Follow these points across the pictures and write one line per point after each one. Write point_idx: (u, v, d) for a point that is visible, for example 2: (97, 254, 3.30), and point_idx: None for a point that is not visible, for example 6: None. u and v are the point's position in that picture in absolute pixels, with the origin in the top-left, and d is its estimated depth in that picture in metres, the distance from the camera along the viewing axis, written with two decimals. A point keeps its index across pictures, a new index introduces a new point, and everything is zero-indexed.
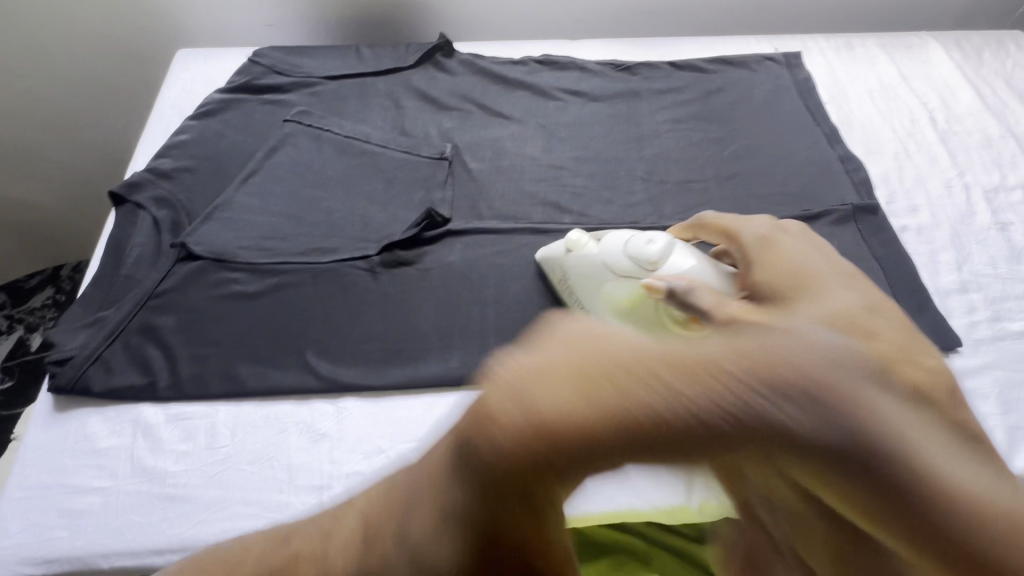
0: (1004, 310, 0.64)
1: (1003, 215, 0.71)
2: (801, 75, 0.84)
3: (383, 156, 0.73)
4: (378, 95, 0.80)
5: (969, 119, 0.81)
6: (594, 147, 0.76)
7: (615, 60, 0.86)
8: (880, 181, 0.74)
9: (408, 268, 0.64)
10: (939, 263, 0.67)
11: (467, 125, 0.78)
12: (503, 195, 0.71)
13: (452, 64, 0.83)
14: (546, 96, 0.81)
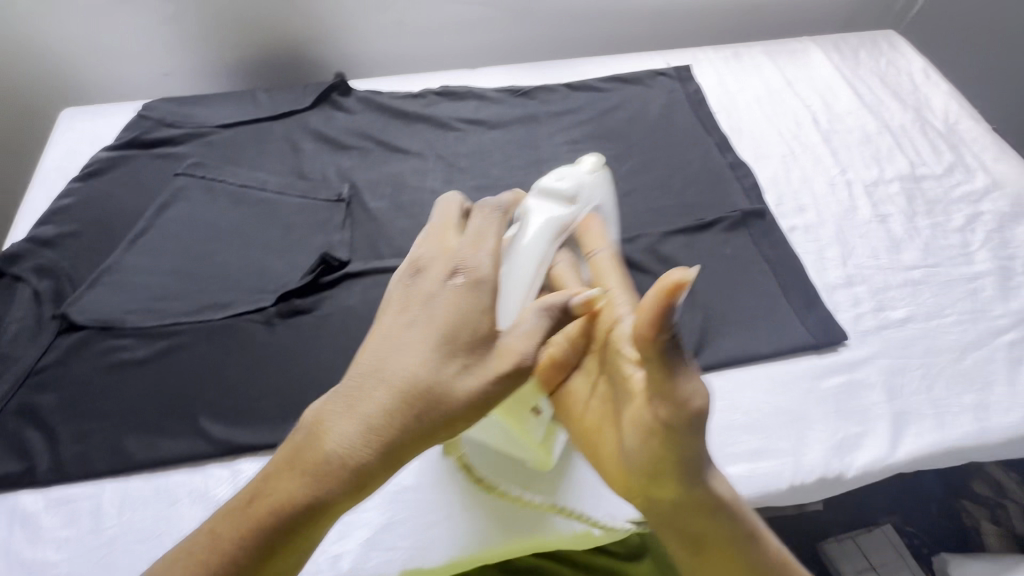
0: (886, 300, 0.67)
1: (882, 207, 0.75)
2: (691, 87, 0.87)
3: (279, 202, 0.72)
4: (275, 140, 0.79)
5: (848, 118, 0.85)
6: (494, 175, 0.77)
7: (513, 86, 0.87)
8: (770, 184, 0.77)
9: (306, 316, 0.63)
10: (826, 260, 0.70)
11: (366, 163, 0.77)
12: (403, 232, 0.71)
13: (349, 102, 0.83)
14: (446, 127, 0.81)
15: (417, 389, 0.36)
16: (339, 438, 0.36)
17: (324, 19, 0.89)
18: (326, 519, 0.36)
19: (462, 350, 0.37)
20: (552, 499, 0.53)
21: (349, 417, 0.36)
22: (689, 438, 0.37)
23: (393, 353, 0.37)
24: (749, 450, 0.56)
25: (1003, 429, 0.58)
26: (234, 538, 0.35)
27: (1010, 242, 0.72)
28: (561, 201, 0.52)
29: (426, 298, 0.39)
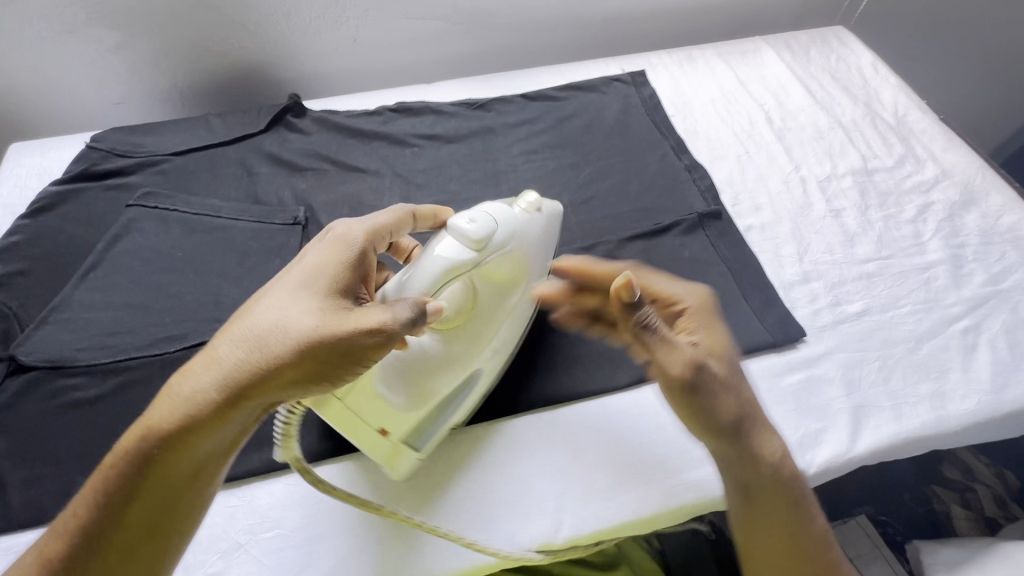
0: (842, 294, 0.68)
1: (836, 202, 0.76)
2: (646, 91, 0.88)
3: (234, 229, 0.71)
4: (229, 165, 0.78)
5: (801, 115, 0.86)
6: (452, 189, 0.77)
7: (469, 99, 0.87)
8: (726, 184, 0.78)
9: None
10: (782, 257, 0.71)
11: (323, 184, 0.77)
12: None
13: (304, 123, 0.83)
14: (402, 143, 0.81)
15: (280, 328, 0.42)
16: (212, 371, 0.42)
17: (277, 41, 0.88)
18: (194, 444, 0.41)
19: (321, 303, 0.44)
20: (517, 515, 0.53)
21: (216, 354, 0.42)
22: (694, 394, 0.50)
23: (267, 304, 0.44)
24: (711, 453, 0.57)
25: (960, 416, 0.59)
26: (118, 458, 0.40)
27: (960, 230, 0.73)
28: (471, 243, 0.51)
29: (297, 269, 0.47)
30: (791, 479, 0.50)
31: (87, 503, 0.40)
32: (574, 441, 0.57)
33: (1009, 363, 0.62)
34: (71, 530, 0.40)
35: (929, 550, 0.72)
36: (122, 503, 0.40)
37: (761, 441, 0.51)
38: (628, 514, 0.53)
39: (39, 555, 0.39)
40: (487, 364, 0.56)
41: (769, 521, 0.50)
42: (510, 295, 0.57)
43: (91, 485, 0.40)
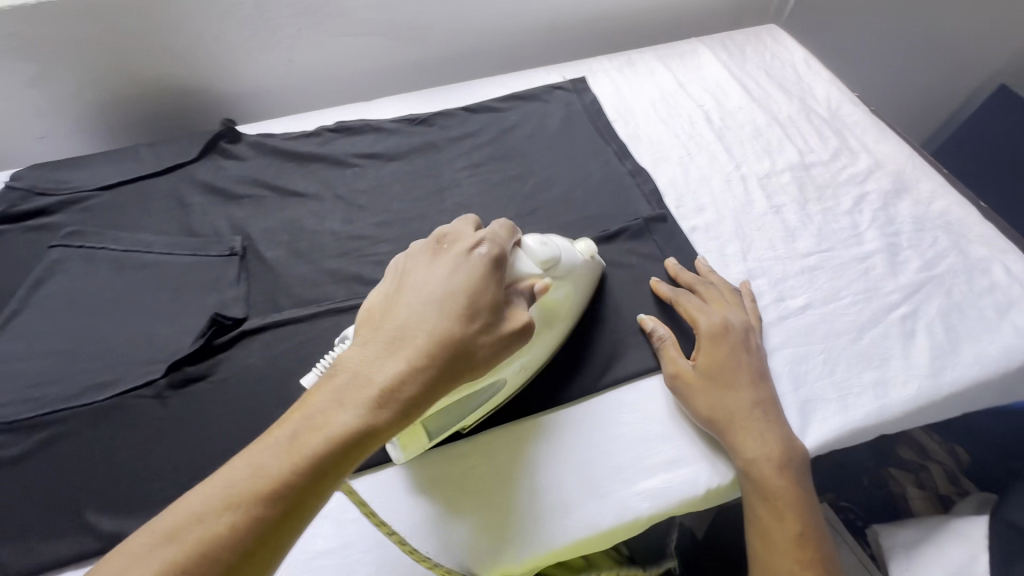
0: (786, 289, 0.69)
1: (776, 198, 0.78)
2: (587, 98, 0.88)
3: (167, 264, 0.68)
4: (160, 197, 0.75)
5: (739, 114, 0.88)
6: (396, 208, 0.75)
7: (410, 114, 0.86)
8: (669, 187, 0.79)
9: (201, 383, 0.60)
10: (727, 256, 0.72)
11: (261, 211, 0.75)
12: (302, 279, 0.68)
13: (239, 149, 0.80)
14: (342, 164, 0.79)
15: (464, 336, 0.43)
16: (392, 375, 0.40)
17: (206, 65, 0.85)
18: (366, 454, 0.39)
19: (476, 312, 0.44)
20: (470, 541, 0.52)
21: (396, 353, 0.41)
22: (680, 397, 0.59)
23: (441, 306, 0.44)
24: (664, 460, 0.57)
25: (902, 403, 0.60)
26: (298, 454, 0.36)
27: (894, 219, 0.76)
28: (534, 260, 0.55)
29: (467, 267, 0.46)
30: (779, 477, 0.54)
31: (233, 505, 0.34)
32: (528, 458, 0.56)
33: (946, 347, 0.64)
34: (220, 535, 0.33)
35: (887, 533, 0.74)
36: (291, 506, 0.35)
37: (741, 440, 0.55)
38: (583, 530, 0.53)
39: (171, 566, 0.32)
40: (513, 377, 0.56)
41: (761, 517, 0.54)
42: (549, 325, 0.59)
43: (251, 480, 0.35)
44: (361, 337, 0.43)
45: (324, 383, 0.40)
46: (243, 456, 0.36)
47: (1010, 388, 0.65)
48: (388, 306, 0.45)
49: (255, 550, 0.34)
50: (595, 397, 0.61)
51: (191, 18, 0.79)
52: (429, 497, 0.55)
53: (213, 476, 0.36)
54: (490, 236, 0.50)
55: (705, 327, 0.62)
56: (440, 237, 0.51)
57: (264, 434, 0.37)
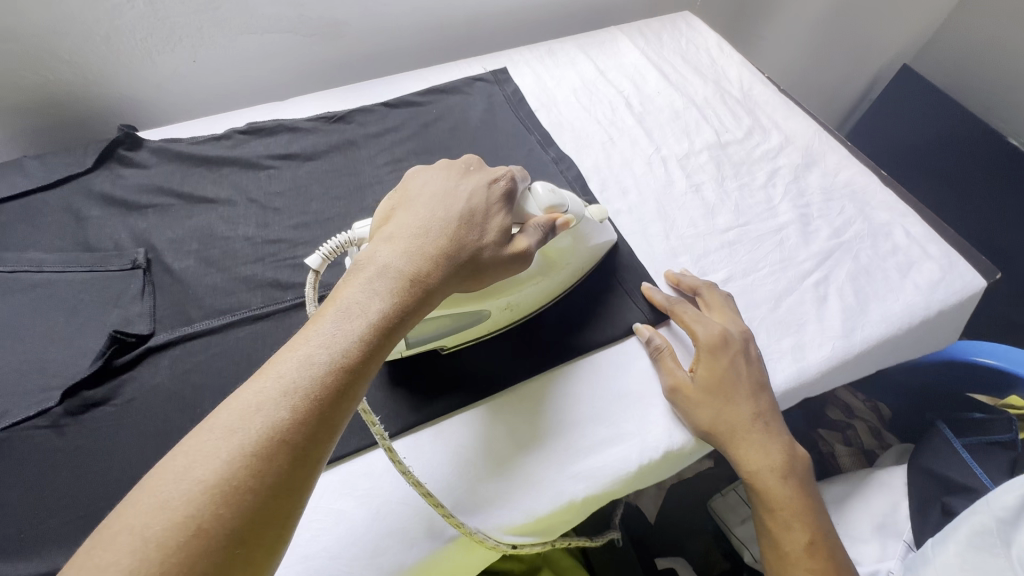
0: (707, 264, 0.71)
1: (695, 177, 0.80)
2: (509, 88, 0.88)
3: (61, 283, 0.63)
4: (51, 211, 0.69)
5: (658, 98, 0.89)
6: (315, 209, 0.72)
7: (327, 112, 0.83)
8: (593, 172, 0.79)
9: (103, 408, 0.55)
10: (651, 236, 0.73)
11: (167, 220, 0.70)
12: (215, 289, 0.64)
13: (140, 156, 0.75)
14: (255, 166, 0.75)
15: (475, 238, 0.50)
16: (417, 266, 0.45)
17: (99, 68, 0.79)
18: (396, 341, 0.43)
19: (495, 231, 0.51)
20: (402, 539, 0.51)
21: (417, 247, 0.47)
22: (682, 415, 0.58)
23: (455, 211, 0.50)
24: (598, 440, 0.57)
25: (818, 364, 0.63)
26: (342, 342, 0.39)
27: (805, 191, 0.79)
28: (540, 207, 0.57)
29: (480, 188, 0.53)
30: (782, 486, 0.56)
31: (291, 394, 0.36)
32: (464, 449, 0.56)
33: (855, 308, 0.67)
34: (283, 422, 0.35)
35: (822, 490, 0.77)
36: (342, 391, 0.38)
37: (742, 452, 0.56)
38: (517, 517, 0.52)
39: (241, 451, 0.34)
40: (496, 313, 0.60)
41: (769, 526, 0.56)
42: (547, 273, 0.61)
43: (299, 372, 0.37)
44: (378, 240, 0.48)
45: (347, 284, 0.44)
46: (285, 354, 0.38)
47: (914, 341, 0.70)
48: (400, 212, 0.51)
49: (318, 430, 0.36)
50: (532, 384, 0.60)
51: (78, 18, 0.73)
52: (362, 502, 0.52)
53: (260, 372, 0.37)
54: (509, 170, 0.56)
55: (704, 338, 0.60)
56: (463, 162, 0.56)
57: (303, 332, 0.40)
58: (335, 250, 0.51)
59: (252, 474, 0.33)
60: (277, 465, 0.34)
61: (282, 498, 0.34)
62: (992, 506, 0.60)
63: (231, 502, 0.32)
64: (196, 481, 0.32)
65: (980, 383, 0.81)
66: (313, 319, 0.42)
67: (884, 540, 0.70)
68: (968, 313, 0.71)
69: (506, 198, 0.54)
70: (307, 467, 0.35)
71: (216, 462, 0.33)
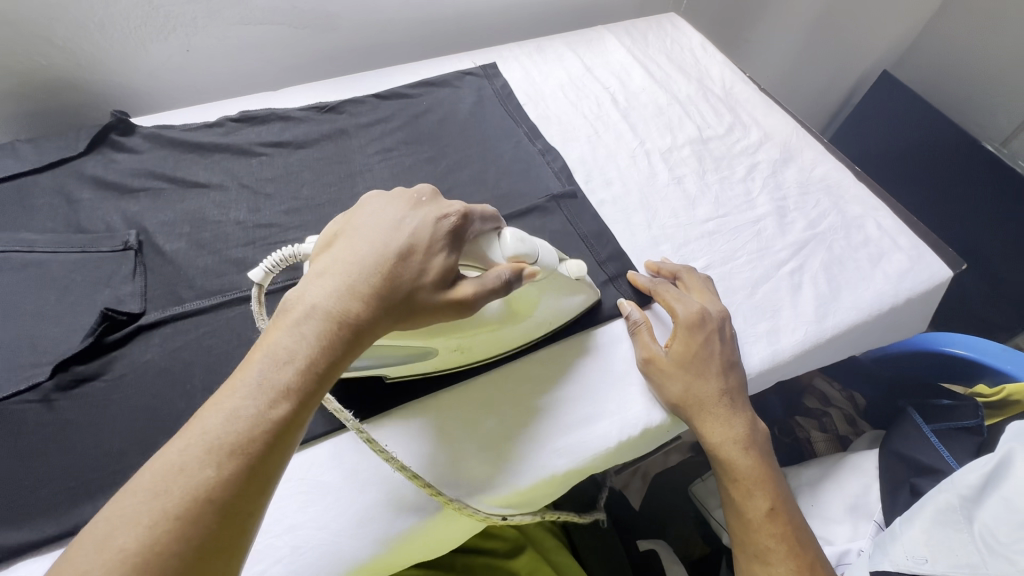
0: (687, 253, 0.73)
1: (677, 170, 0.82)
2: (498, 82, 0.90)
3: (52, 262, 0.64)
4: (42, 194, 0.70)
5: (643, 94, 0.92)
6: (306, 195, 0.74)
7: (319, 103, 0.84)
8: (579, 164, 0.82)
9: (93, 383, 0.56)
10: (633, 226, 0.75)
11: (160, 203, 0.71)
12: (206, 270, 0.66)
13: (133, 142, 0.76)
14: (247, 153, 0.77)
15: (415, 275, 0.46)
16: (348, 305, 0.43)
17: (93, 56, 0.80)
18: (331, 385, 0.41)
19: (437, 275, 0.47)
20: (388, 508, 0.52)
21: (350, 286, 0.44)
22: (654, 386, 0.60)
23: (395, 245, 0.46)
24: (578, 418, 0.59)
25: (791, 348, 0.66)
26: (271, 390, 0.37)
27: (782, 185, 0.82)
28: (506, 254, 0.52)
29: (425, 220, 0.49)
30: (744, 457, 0.58)
31: (216, 451, 0.34)
32: (449, 425, 0.57)
33: (828, 296, 0.70)
34: (209, 482, 0.33)
35: (795, 474, 0.81)
36: (273, 442, 0.36)
37: (707, 425, 0.58)
38: (499, 490, 0.54)
39: (165, 515, 0.31)
40: (444, 352, 0.57)
41: (733, 495, 0.58)
42: (507, 321, 0.57)
43: (227, 425, 0.35)
44: (310, 277, 0.45)
45: (280, 324, 0.41)
46: (209, 406, 0.36)
47: (885, 328, 0.73)
48: (338, 247, 0.47)
49: (247, 487, 0.34)
50: (515, 364, 0.62)
51: (73, 5, 0.74)
52: (349, 474, 0.54)
53: (184, 428, 0.35)
54: (465, 206, 0.51)
55: (682, 316, 0.62)
56: (413, 192, 0.52)
57: (228, 380, 0.38)
58: (278, 265, 0.51)
59: (177, 539, 0.31)
60: (199, 530, 0.32)
61: (211, 563, 0.32)
62: (956, 485, 0.62)
63: (154, 571, 0.30)
64: (116, 550, 0.30)
65: (949, 371, 0.84)
66: (241, 365, 0.39)
67: (855, 520, 0.73)
68: (935, 302, 0.75)
69: (455, 238, 0.49)
70: (236, 529, 0.33)
71: (137, 528, 0.31)
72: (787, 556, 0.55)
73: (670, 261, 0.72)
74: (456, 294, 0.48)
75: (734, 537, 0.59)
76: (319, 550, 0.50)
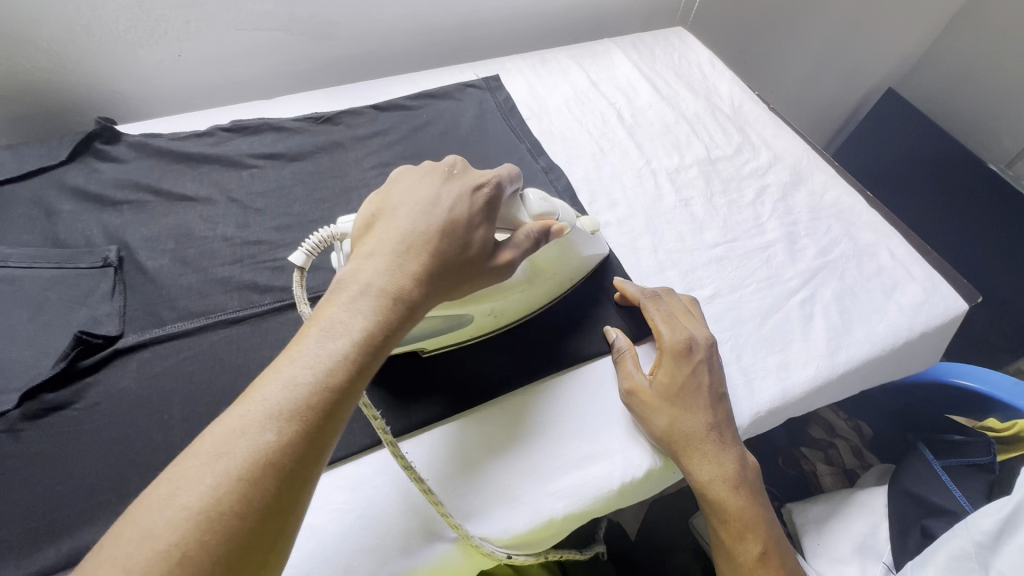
0: (695, 279, 0.70)
1: (684, 192, 0.79)
2: (501, 95, 0.87)
3: (25, 279, 0.60)
4: (20, 205, 0.67)
5: (650, 111, 0.89)
6: (298, 211, 0.70)
7: (314, 113, 0.81)
8: (583, 183, 0.79)
9: (64, 412, 0.53)
10: (638, 250, 0.73)
11: (143, 217, 0.68)
12: (190, 290, 0.62)
13: (118, 151, 0.73)
14: (238, 165, 0.73)
15: (458, 253, 0.47)
16: (403, 278, 0.44)
17: (79, 60, 0.77)
18: (386, 355, 0.41)
19: (476, 232, 0.49)
20: (374, 557, 0.49)
21: (399, 263, 0.44)
22: (639, 417, 0.57)
23: (437, 222, 0.47)
24: (580, 457, 0.56)
25: (802, 384, 0.63)
26: (327, 361, 0.38)
27: (792, 210, 0.80)
28: (531, 215, 0.56)
29: (461, 194, 0.49)
30: (734, 497, 0.54)
31: (276, 416, 0.35)
32: (442, 461, 0.54)
33: (840, 328, 0.67)
34: (269, 446, 0.34)
35: (801, 509, 0.78)
36: (328, 412, 0.36)
37: (694, 464, 0.54)
38: (494, 536, 0.51)
39: (226, 476, 0.32)
40: (480, 318, 0.59)
41: (722, 537, 0.55)
42: (535, 281, 0.60)
43: (283, 394, 0.36)
44: (360, 255, 0.45)
45: (333, 298, 0.42)
46: (267, 375, 0.37)
47: (898, 361, 0.70)
48: (383, 224, 0.48)
49: (304, 454, 0.35)
50: (515, 398, 0.59)
51: (58, 7, 0.71)
52: (336, 518, 0.50)
53: (244, 395, 0.36)
54: (497, 174, 0.52)
55: (669, 343, 0.59)
56: (444, 165, 0.52)
57: (285, 352, 0.39)
58: (317, 246, 0.51)
59: (236, 500, 0.32)
60: (261, 491, 0.33)
61: (268, 527, 0.33)
62: (971, 530, 0.59)
63: (216, 529, 0.31)
64: (179, 507, 0.31)
65: (960, 404, 0.81)
66: (297, 337, 0.40)
67: (863, 561, 0.70)
68: (950, 335, 0.72)
69: (491, 200, 0.51)
70: (294, 494, 0.34)
71: (200, 488, 0.32)
72: None
73: (677, 288, 0.69)
74: (494, 263, 0.51)
75: None
76: None
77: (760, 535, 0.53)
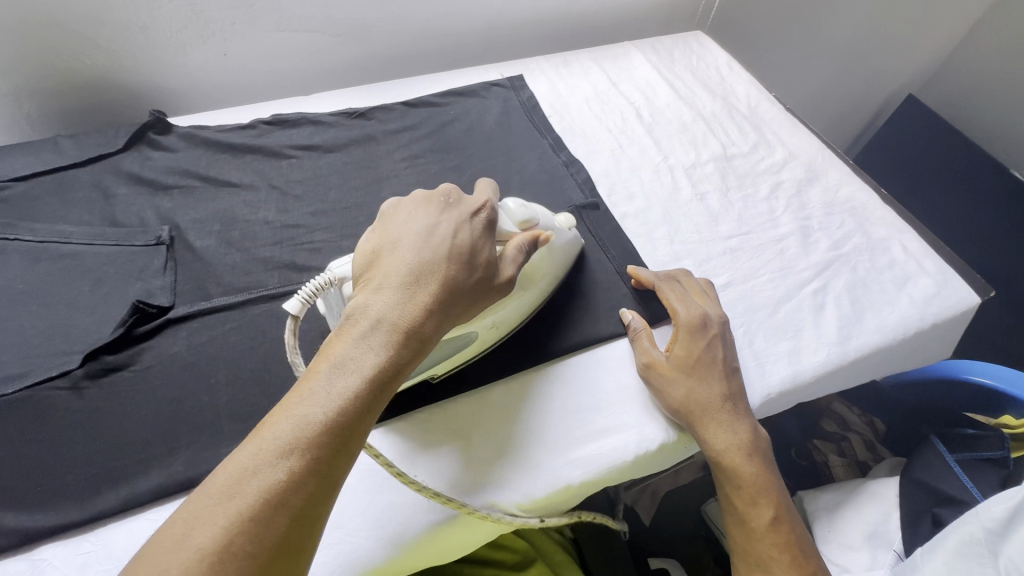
0: (710, 268, 0.73)
1: (701, 187, 0.82)
2: (524, 94, 0.91)
3: (87, 254, 0.66)
4: (81, 188, 0.72)
5: (668, 110, 0.93)
6: (333, 198, 0.75)
7: (348, 109, 0.86)
8: (602, 176, 0.82)
9: (121, 373, 0.58)
10: (655, 240, 0.76)
11: (192, 201, 0.73)
12: (234, 268, 0.67)
13: (169, 140, 0.79)
14: (278, 155, 0.78)
15: (465, 277, 0.50)
16: (408, 317, 0.46)
17: (135, 57, 0.83)
18: (392, 390, 0.44)
19: (480, 268, 0.51)
20: (405, 512, 0.52)
21: (408, 298, 0.46)
22: (660, 397, 0.59)
23: (443, 256, 0.49)
24: (596, 430, 0.59)
25: (813, 369, 0.65)
26: (337, 400, 0.41)
27: (807, 205, 0.82)
28: (514, 221, 0.58)
29: (461, 222, 0.52)
30: (747, 464, 0.56)
31: (288, 455, 0.38)
32: (464, 430, 0.58)
33: (851, 317, 0.69)
34: (281, 485, 0.37)
35: (812, 498, 0.80)
36: (337, 451, 0.39)
37: (711, 432, 0.57)
38: (515, 500, 0.54)
39: (240, 516, 0.35)
40: (483, 334, 0.60)
41: (736, 503, 0.57)
42: (524, 287, 0.61)
43: (295, 433, 0.39)
44: (367, 290, 0.47)
45: (342, 334, 0.45)
46: (279, 415, 0.40)
47: (907, 354, 0.72)
48: (386, 257, 0.50)
49: (316, 491, 0.38)
50: (533, 374, 0.62)
51: (120, 9, 0.77)
52: (372, 477, 0.54)
53: (256, 435, 0.39)
54: (488, 199, 0.55)
55: (684, 319, 0.62)
56: (444, 193, 0.54)
57: (296, 390, 0.41)
58: (314, 293, 0.51)
59: (249, 538, 0.35)
60: (276, 527, 0.36)
61: (281, 561, 0.36)
62: (980, 517, 0.57)
63: (229, 566, 0.34)
64: (194, 548, 0.34)
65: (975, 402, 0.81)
66: (307, 374, 0.43)
67: (875, 549, 0.71)
68: (962, 329, 0.73)
69: (491, 221, 0.53)
70: (305, 527, 0.37)
71: (214, 528, 0.34)
72: (788, 566, 0.53)
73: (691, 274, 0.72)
74: (504, 275, 0.53)
75: (738, 545, 0.57)
76: (336, 550, 0.50)
77: (772, 501, 0.56)
